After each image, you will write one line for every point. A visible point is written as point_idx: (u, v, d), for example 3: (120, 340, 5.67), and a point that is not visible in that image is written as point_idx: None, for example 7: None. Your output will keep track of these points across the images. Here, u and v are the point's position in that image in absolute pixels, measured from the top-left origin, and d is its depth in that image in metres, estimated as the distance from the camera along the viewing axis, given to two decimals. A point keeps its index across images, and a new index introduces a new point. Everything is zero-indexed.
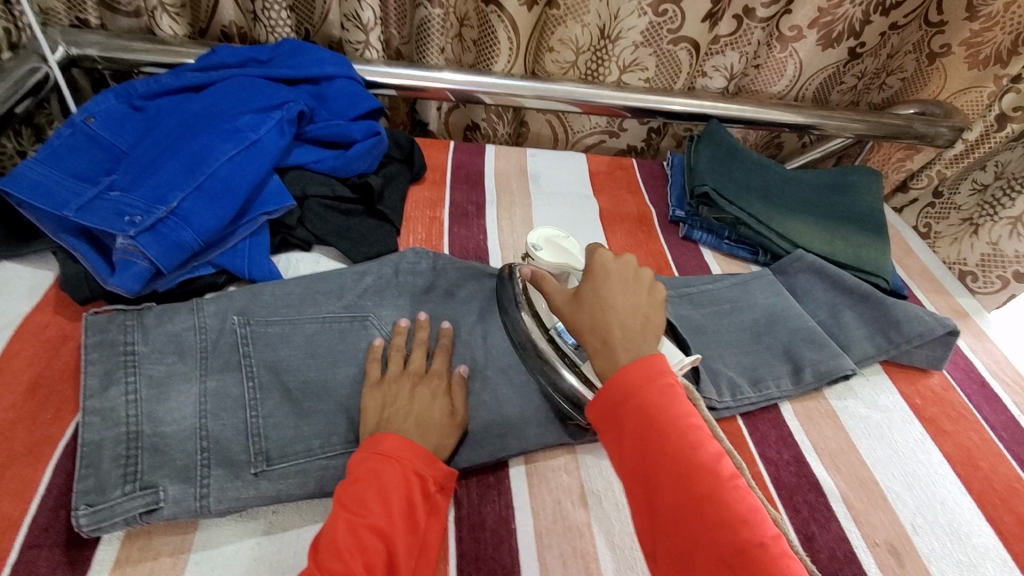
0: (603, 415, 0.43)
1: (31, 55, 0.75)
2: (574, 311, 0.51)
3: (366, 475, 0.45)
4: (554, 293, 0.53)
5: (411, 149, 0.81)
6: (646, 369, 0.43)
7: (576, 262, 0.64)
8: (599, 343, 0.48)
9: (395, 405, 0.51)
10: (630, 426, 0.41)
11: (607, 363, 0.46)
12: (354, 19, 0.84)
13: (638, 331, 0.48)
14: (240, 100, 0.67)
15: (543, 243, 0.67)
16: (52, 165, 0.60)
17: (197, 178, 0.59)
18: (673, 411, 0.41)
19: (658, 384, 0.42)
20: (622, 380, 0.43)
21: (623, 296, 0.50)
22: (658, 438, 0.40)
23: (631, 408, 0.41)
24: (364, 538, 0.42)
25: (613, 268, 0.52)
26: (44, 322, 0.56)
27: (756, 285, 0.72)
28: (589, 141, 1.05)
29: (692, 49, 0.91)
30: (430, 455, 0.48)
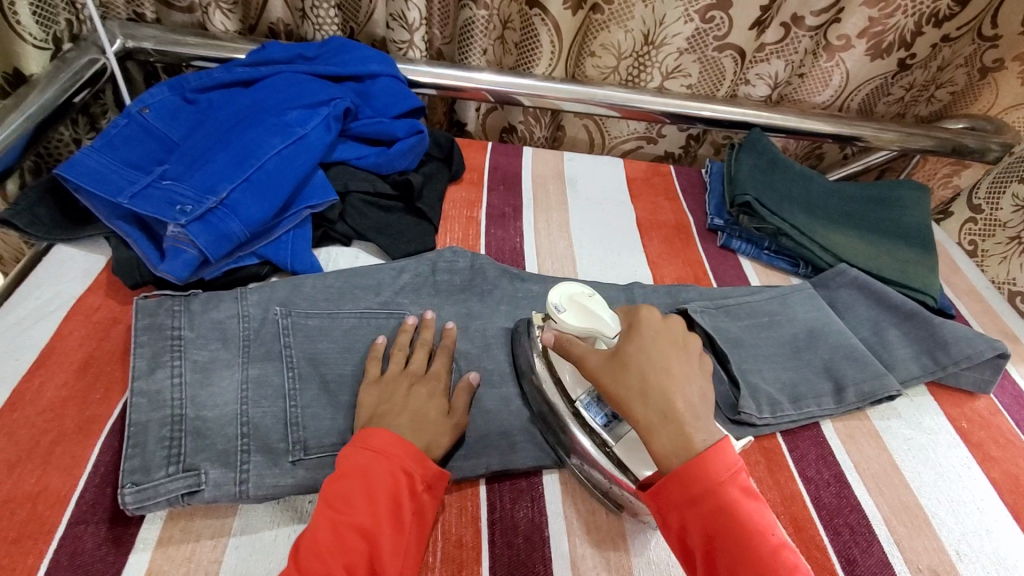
0: (675, 504, 0.42)
1: (91, 47, 0.77)
2: (616, 376, 0.47)
3: (353, 471, 0.44)
4: (585, 355, 0.50)
5: (450, 149, 0.81)
6: (728, 466, 0.42)
7: (608, 327, 0.51)
8: (658, 417, 0.45)
9: (391, 402, 0.50)
10: (710, 529, 0.41)
11: (670, 442, 0.44)
12: (398, 18, 0.84)
13: (699, 407, 0.46)
14: (289, 96, 0.68)
15: (567, 302, 0.53)
16: (109, 154, 0.62)
17: (246, 170, 0.60)
18: (754, 519, 0.41)
19: (737, 482, 0.42)
20: (705, 476, 0.42)
21: (674, 361, 0.48)
22: (742, 544, 0.40)
23: (713, 510, 0.41)
24: (346, 537, 0.42)
25: (659, 331, 0.50)
26: (96, 305, 0.58)
27: (797, 298, 0.70)
28: (626, 146, 1.05)
29: (737, 56, 0.90)
30: (419, 453, 0.46)
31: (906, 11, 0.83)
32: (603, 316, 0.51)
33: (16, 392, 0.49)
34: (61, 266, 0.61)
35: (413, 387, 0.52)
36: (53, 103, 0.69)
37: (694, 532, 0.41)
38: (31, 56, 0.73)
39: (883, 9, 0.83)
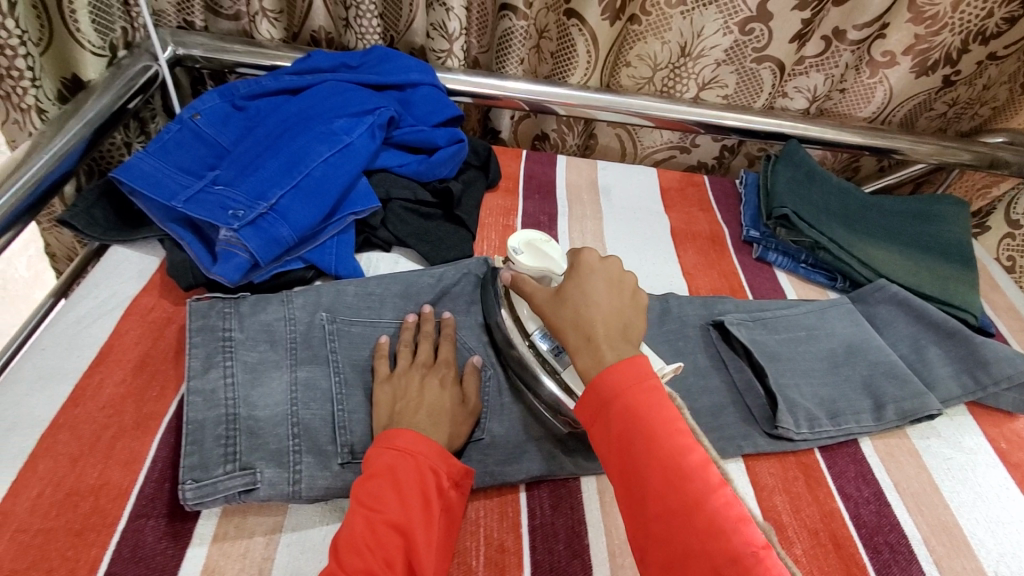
0: (592, 415, 0.44)
1: (144, 54, 0.80)
2: (556, 310, 0.51)
3: (383, 470, 0.45)
4: (535, 292, 0.53)
5: (487, 157, 0.82)
6: (633, 373, 0.43)
7: (558, 266, 0.57)
8: (582, 339, 0.47)
9: (407, 398, 0.51)
10: (619, 431, 0.41)
11: (590, 359, 0.46)
12: (439, 28, 0.86)
13: (621, 330, 0.48)
14: (335, 105, 0.70)
15: (523, 246, 0.60)
16: (163, 158, 0.65)
17: (295, 176, 0.62)
18: (665, 431, 0.40)
19: (645, 386, 0.42)
20: (612, 382, 0.43)
21: (606, 296, 0.50)
22: (648, 441, 0.40)
23: (622, 413, 0.42)
24: (383, 535, 0.42)
25: (597, 268, 0.52)
26: (150, 305, 0.60)
27: (835, 313, 0.70)
28: (659, 156, 1.05)
29: (776, 69, 0.90)
30: (446, 451, 0.48)
31: (953, 28, 0.82)
32: (552, 256, 0.58)
33: (77, 388, 0.51)
34: (118, 266, 0.63)
35: (437, 381, 0.53)
36: (108, 109, 0.72)
37: (609, 439, 0.42)
38: (89, 62, 0.75)
39: (928, 26, 0.82)
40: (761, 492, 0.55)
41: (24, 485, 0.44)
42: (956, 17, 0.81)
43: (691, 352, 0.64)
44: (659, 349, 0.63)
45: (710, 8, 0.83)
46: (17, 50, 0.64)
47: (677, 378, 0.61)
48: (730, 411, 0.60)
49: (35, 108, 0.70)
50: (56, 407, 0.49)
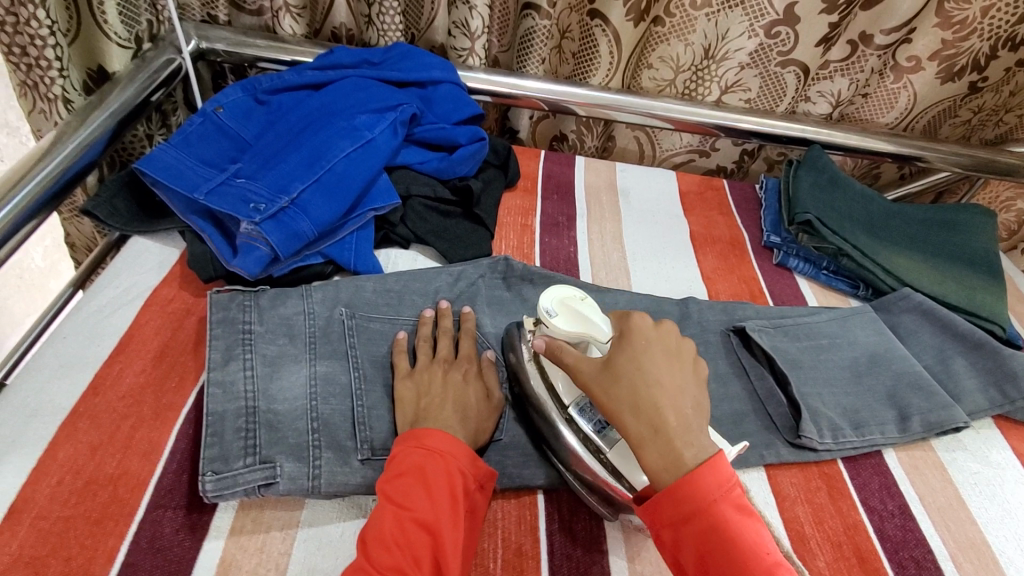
0: (667, 521, 0.41)
1: (169, 47, 0.80)
2: (609, 389, 0.45)
3: (411, 469, 0.45)
4: (578, 364, 0.47)
5: (507, 156, 0.82)
6: (720, 482, 0.40)
7: (600, 331, 0.49)
8: (648, 429, 0.43)
9: (431, 394, 0.51)
10: (704, 547, 0.39)
11: (659, 456, 0.42)
12: (461, 26, 0.86)
13: (691, 419, 0.44)
14: (357, 101, 0.70)
15: (557, 305, 0.51)
16: (185, 151, 0.65)
17: (317, 171, 0.62)
18: (750, 540, 0.39)
19: (729, 499, 0.40)
20: (696, 495, 0.40)
21: (668, 372, 0.46)
22: (734, 557, 0.39)
23: (709, 530, 0.39)
24: (411, 532, 0.42)
25: (652, 339, 0.48)
26: (171, 296, 0.60)
27: (857, 321, 0.69)
28: (678, 159, 1.04)
29: (800, 73, 0.89)
30: (473, 452, 0.47)
31: (981, 33, 0.81)
32: (593, 317, 0.50)
33: (97, 377, 0.51)
34: (139, 256, 0.64)
35: (460, 376, 0.53)
36: (132, 101, 0.72)
37: (687, 550, 0.40)
38: (115, 54, 0.76)
39: (956, 31, 0.81)
40: (783, 502, 0.54)
41: (44, 472, 0.44)
42: (985, 23, 0.80)
43: (711, 357, 0.63)
44: None
45: (736, 10, 0.82)
46: (46, 40, 0.65)
47: None
48: (751, 418, 0.59)
49: (61, 98, 0.70)
50: (76, 396, 0.49)
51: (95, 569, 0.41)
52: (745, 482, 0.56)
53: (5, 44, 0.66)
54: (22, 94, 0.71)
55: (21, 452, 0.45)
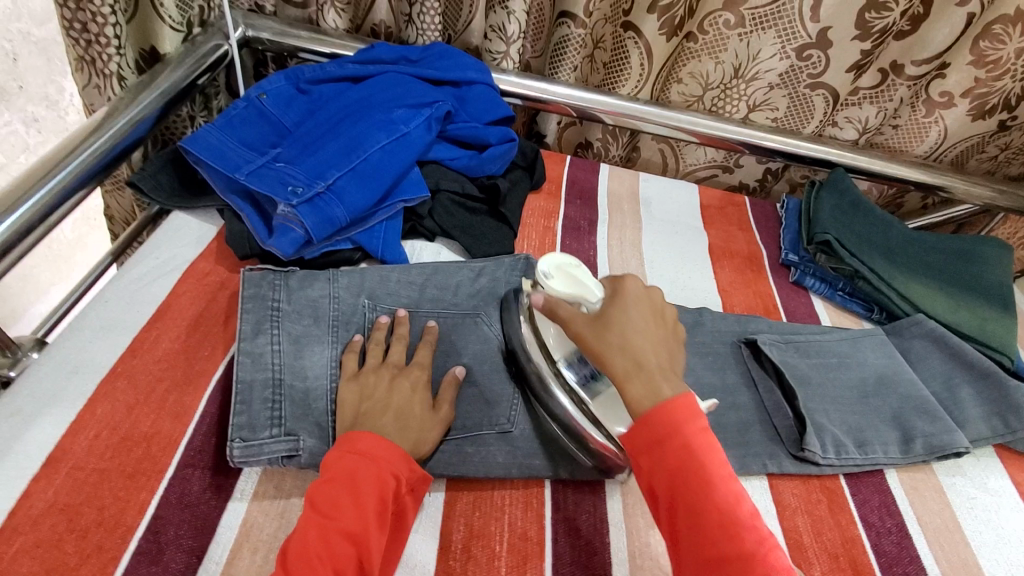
0: (643, 445, 0.43)
1: (218, 33, 0.84)
2: (598, 334, 0.48)
3: (341, 475, 0.44)
4: (572, 318, 0.50)
5: (534, 159, 0.84)
6: (688, 411, 0.43)
7: (594, 294, 0.52)
8: (631, 366, 0.46)
9: (373, 399, 0.50)
10: (675, 468, 0.41)
11: (641, 390, 0.45)
12: (498, 30, 0.88)
13: (670, 366, 0.48)
14: (396, 95, 0.73)
15: (555, 271, 0.53)
16: (229, 132, 0.68)
17: (353, 160, 0.65)
18: (712, 459, 0.42)
19: (699, 427, 0.43)
20: (671, 419, 0.43)
21: (654, 328, 0.50)
22: (702, 481, 0.41)
23: (682, 452, 0.42)
24: (335, 543, 0.41)
25: (642, 298, 0.52)
26: (207, 269, 0.62)
27: (868, 343, 0.70)
28: (701, 173, 1.05)
29: (829, 96, 0.90)
30: (407, 456, 0.47)
31: (1014, 74, 0.81)
32: (589, 284, 0.52)
33: (136, 340, 0.54)
34: (178, 231, 0.66)
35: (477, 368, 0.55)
36: (181, 82, 0.76)
37: (660, 474, 0.42)
38: (167, 36, 0.79)
39: (990, 70, 0.81)
40: (784, 511, 0.56)
41: (82, 426, 0.47)
42: (1018, 63, 0.80)
43: (721, 368, 0.64)
44: (691, 361, 0.64)
45: (769, 31, 0.84)
46: (107, 18, 0.68)
47: (706, 392, 0.62)
48: (757, 428, 0.61)
49: (116, 75, 0.74)
50: (115, 356, 0.52)
51: (126, 520, 0.43)
52: (748, 490, 0.57)
53: (68, 18, 0.69)
54: (79, 68, 0.74)
55: (63, 405, 0.48)
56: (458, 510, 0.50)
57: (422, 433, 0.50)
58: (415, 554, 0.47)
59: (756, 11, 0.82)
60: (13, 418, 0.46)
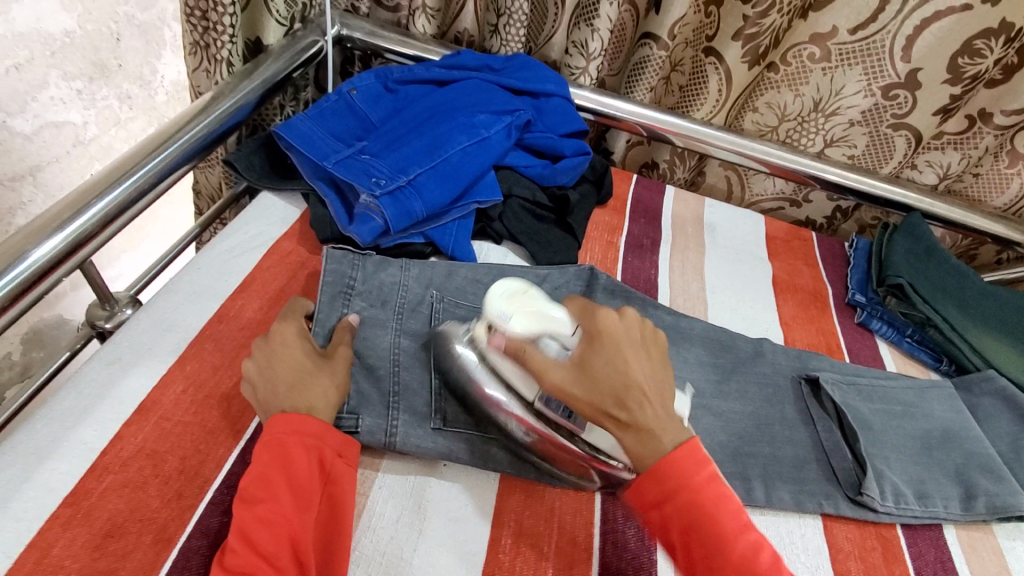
0: (652, 503, 0.44)
1: (316, 29, 0.88)
2: (589, 393, 0.45)
3: (255, 467, 0.44)
4: (546, 369, 0.46)
5: (603, 174, 0.85)
6: (695, 463, 0.44)
7: (558, 325, 0.49)
8: (629, 427, 0.45)
9: (261, 379, 0.48)
10: (684, 521, 0.43)
11: (639, 443, 0.45)
12: (580, 46, 0.90)
13: (666, 403, 0.47)
14: (479, 101, 0.75)
15: (507, 302, 0.51)
16: (321, 123, 0.72)
17: (435, 158, 0.67)
18: (721, 507, 0.43)
19: (704, 477, 0.44)
20: (677, 472, 0.43)
21: (642, 364, 0.47)
22: (714, 535, 0.42)
23: (688, 507, 0.43)
24: (260, 531, 0.41)
25: (620, 330, 0.48)
26: (290, 249, 0.66)
27: (935, 395, 0.67)
28: (767, 204, 1.04)
29: (912, 139, 0.88)
30: (318, 423, 0.47)
31: None
32: (547, 312, 0.50)
33: (222, 307, 0.57)
34: (266, 210, 0.70)
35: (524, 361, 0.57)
36: (280, 73, 0.80)
37: (672, 528, 0.43)
38: (271, 29, 0.84)
39: None
40: (836, 553, 0.54)
41: (172, 380, 0.50)
42: None
43: (779, 402, 0.63)
44: (748, 391, 0.63)
45: (855, 67, 0.83)
46: (226, 10, 0.73)
47: (762, 423, 0.61)
48: (813, 467, 0.59)
49: (226, 61, 0.79)
50: (204, 320, 0.56)
51: (204, 472, 0.46)
52: (799, 527, 0.56)
53: (189, 6, 0.74)
54: (192, 52, 0.80)
55: (155, 358, 0.52)
56: (510, 505, 0.51)
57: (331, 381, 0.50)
58: (465, 542, 0.48)
59: (845, 46, 0.81)
60: (112, 365, 0.50)
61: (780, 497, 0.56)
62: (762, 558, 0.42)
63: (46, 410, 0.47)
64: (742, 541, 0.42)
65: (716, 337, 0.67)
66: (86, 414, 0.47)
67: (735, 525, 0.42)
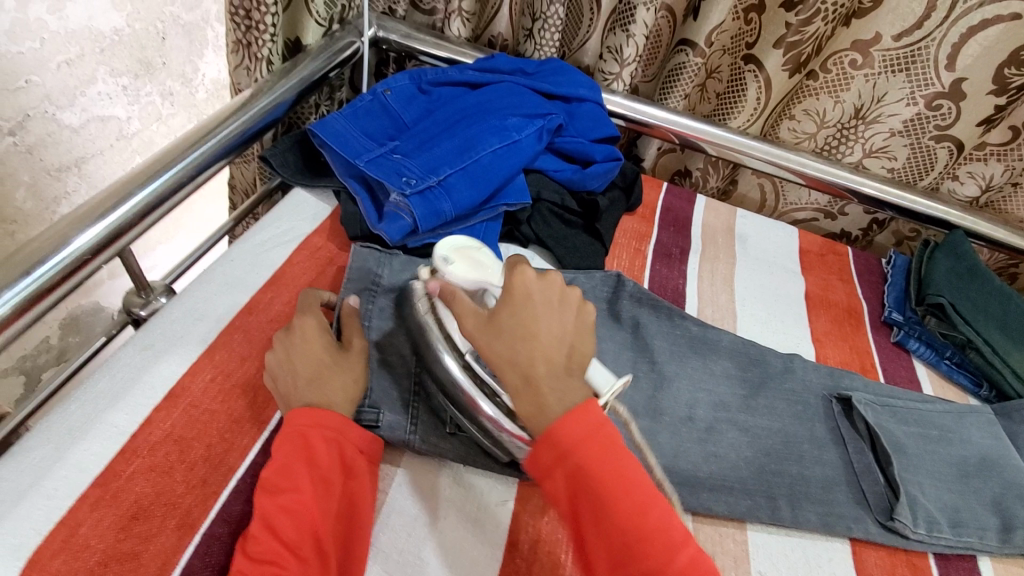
0: (545, 468, 0.42)
1: (354, 31, 0.90)
2: (488, 340, 0.45)
3: (281, 454, 0.44)
4: (463, 314, 0.47)
5: (633, 181, 0.84)
6: (585, 424, 0.41)
7: (495, 278, 0.52)
8: (519, 380, 0.44)
9: (282, 371, 0.49)
10: (575, 484, 0.40)
11: (529, 397, 0.44)
12: (614, 52, 0.89)
13: (567, 365, 0.45)
14: (512, 104, 0.75)
15: (452, 253, 0.54)
16: (354, 122, 0.73)
17: (466, 160, 0.67)
18: (608, 466, 0.40)
19: (593, 436, 0.41)
20: (571, 432, 0.41)
21: (554, 325, 0.46)
22: (606, 500, 0.40)
23: (577, 471, 0.40)
24: (286, 515, 0.42)
25: (535, 292, 0.46)
26: (319, 244, 0.67)
27: (974, 421, 0.64)
28: (800, 215, 1.01)
29: (954, 149, 0.85)
30: (341, 417, 0.47)
31: None
32: (486, 266, 0.53)
33: (252, 299, 0.58)
34: (298, 206, 0.72)
35: None
36: (317, 72, 0.82)
37: (563, 492, 0.41)
38: (310, 30, 0.86)
39: None
40: None
41: (200, 368, 0.51)
42: None
43: (809, 420, 0.61)
44: (776, 407, 0.61)
45: (899, 75, 0.80)
46: (269, 9, 0.75)
47: (791, 441, 0.59)
48: (843, 489, 0.57)
49: (266, 60, 0.81)
50: (234, 311, 0.57)
51: (229, 460, 0.47)
52: (826, 550, 0.54)
53: (234, 5, 0.76)
54: (234, 51, 0.82)
55: (186, 347, 0.53)
56: (528, 509, 0.50)
57: (350, 378, 0.51)
58: (482, 545, 0.47)
59: (889, 53, 0.79)
60: (145, 351, 0.51)
61: (807, 518, 0.54)
62: (654, 519, 0.40)
63: (81, 392, 0.48)
64: (632, 504, 0.40)
65: (745, 350, 0.65)
66: (119, 398, 0.48)
67: (624, 486, 0.40)
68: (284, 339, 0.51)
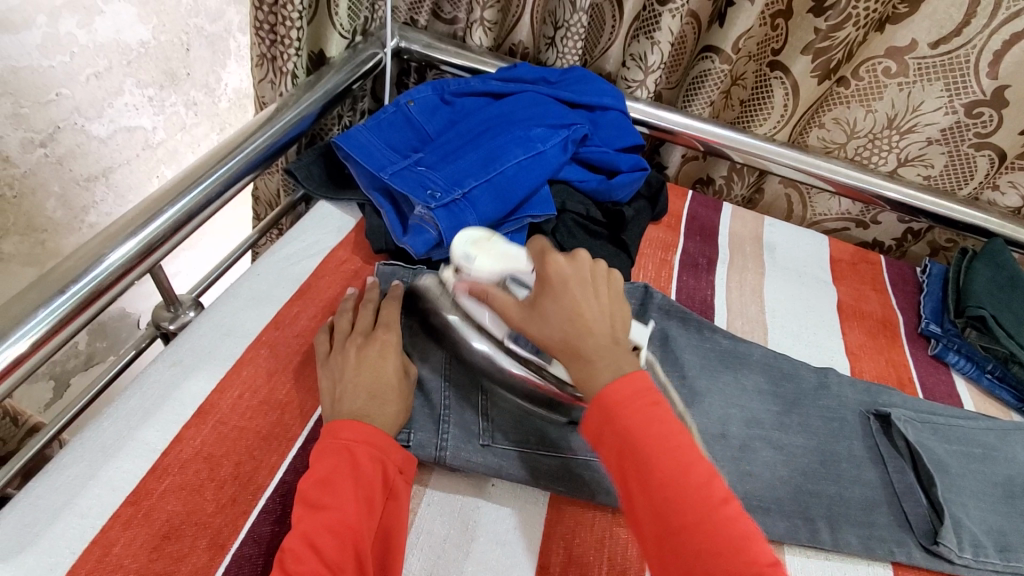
0: (597, 428, 0.42)
1: (377, 42, 0.90)
2: (537, 326, 0.46)
3: (326, 468, 0.44)
4: (505, 310, 0.49)
5: (658, 191, 0.83)
6: (637, 387, 0.42)
7: (521, 265, 0.52)
8: (574, 359, 0.45)
9: (344, 379, 0.50)
10: (625, 441, 0.40)
11: (584, 376, 0.44)
12: (638, 59, 0.88)
13: (615, 338, 0.46)
14: (537, 114, 0.74)
15: (472, 247, 0.54)
16: (377, 134, 0.73)
17: (490, 171, 0.67)
18: (659, 427, 0.41)
19: (649, 402, 0.42)
20: (623, 391, 0.42)
21: (592, 302, 0.47)
22: (648, 459, 0.39)
23: (629, 429, 0.41)
24: (328, 531, 0.41)
25: (569, 274, 0.47)
26: (344, 258, 0.67)
27: (1020, 439, 0.62)
28: (830, 225, 0.99)
29: (995, 158, 0.82)
30: (386, 435, 0.47)
31: None
32: (506, 252, 0.53)
33: (279, 313, 0.59)
34: (323, 219, 0.72)
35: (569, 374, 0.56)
36: (340, 85, 0.82)
37: (612, 452, 0.41)
38: (334, 42, 0.85)
39: None
40: None
41: (229, 385, 0.51)
42: None
43: (847, 437, 0.59)
44: (811, 425, 0.60)
45: (935, 83, 0.78)
46: (294, 23, 0.75)
47: (828, 459, 0.57)
48: (884, 510, 0.55)
49: (290, 73, 0.81)
50: (262, 326, 0.57)
51: (258, 478, 0.47)
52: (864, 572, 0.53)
53: (259, 20, 0.77)
54: (259, 65, 0.83)
55: (214, 363, 0.53)
56: (559, 531, 0.49)
57: (402, 402, 0.50)
58: (512, 568, 0.46)
59: (924, 61, 0.77)
60: (174, 368, 0.52)
61: (847, 541, 0.53)
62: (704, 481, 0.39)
63: (113, 409, 0.48)
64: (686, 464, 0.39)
65: (777, 365, 0.63)
66: (150, 414, 0.48)
67: (678, 448, 0.40)
68: (356, 349, 0.52)
